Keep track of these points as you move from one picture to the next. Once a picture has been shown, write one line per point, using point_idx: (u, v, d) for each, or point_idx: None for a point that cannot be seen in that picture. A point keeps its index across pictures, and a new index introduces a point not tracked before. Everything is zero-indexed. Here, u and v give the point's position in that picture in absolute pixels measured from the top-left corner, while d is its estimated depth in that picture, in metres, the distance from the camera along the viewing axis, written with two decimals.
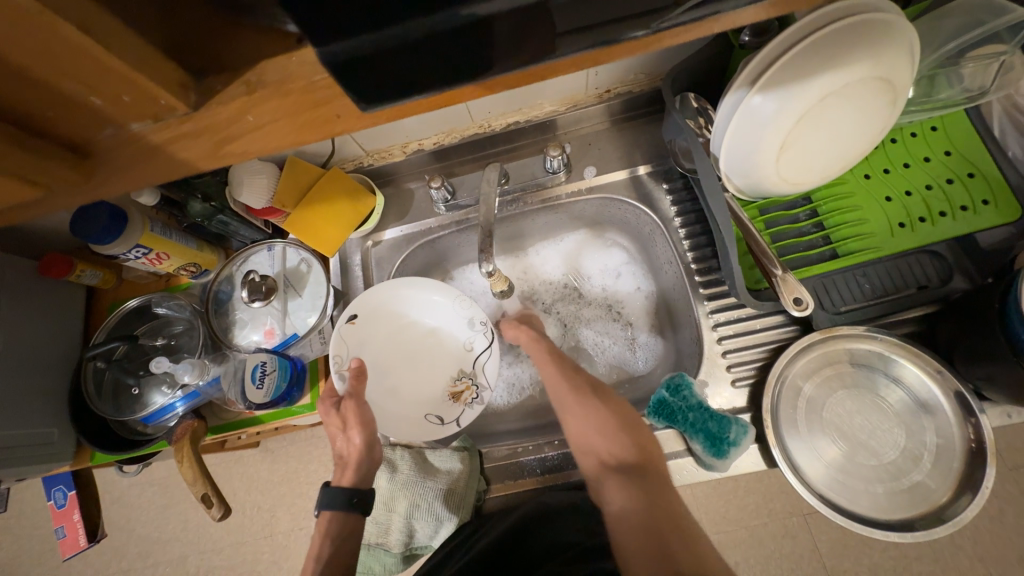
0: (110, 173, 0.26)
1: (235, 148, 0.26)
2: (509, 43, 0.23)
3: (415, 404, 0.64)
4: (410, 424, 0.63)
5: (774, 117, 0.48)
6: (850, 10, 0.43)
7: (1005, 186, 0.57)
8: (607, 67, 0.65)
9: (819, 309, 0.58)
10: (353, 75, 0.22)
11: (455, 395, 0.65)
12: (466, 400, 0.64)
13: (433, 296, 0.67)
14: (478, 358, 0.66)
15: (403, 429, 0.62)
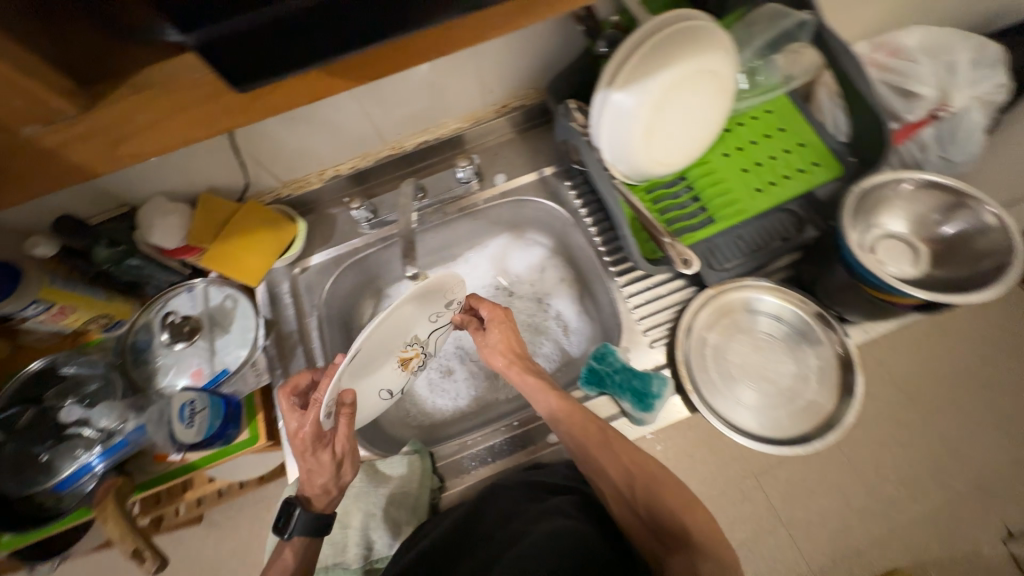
0: (12, 179, 0.28)
1: (133, 144, 0.28)
2: (368, 26, 0.27)
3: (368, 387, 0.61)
4: (366, 408, 0.61)
5: (634, 109, 0.58)
6: (667, 22, 0.54)
7: (826, 151, 0.72)
8: (499, 83, 0.73)
9: (708, 269, 0.68)
10: (229, 61, 0.25)
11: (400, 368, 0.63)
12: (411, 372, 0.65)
13: None
14: (440, 332, 0.65)
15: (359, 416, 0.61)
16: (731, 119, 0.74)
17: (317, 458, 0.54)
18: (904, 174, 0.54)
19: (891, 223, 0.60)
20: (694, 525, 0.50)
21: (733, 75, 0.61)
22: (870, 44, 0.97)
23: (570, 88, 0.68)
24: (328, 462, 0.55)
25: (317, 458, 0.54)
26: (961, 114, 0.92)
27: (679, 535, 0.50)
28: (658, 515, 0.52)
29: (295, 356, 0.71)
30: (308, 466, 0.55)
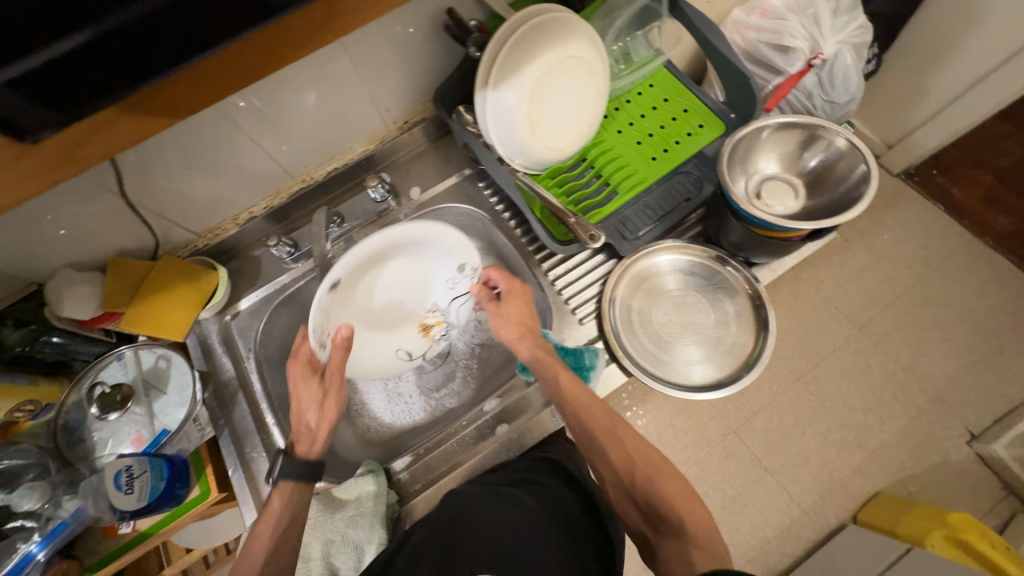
0: None
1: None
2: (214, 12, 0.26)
3: (387, 338, 0.73)
4: (379, 354, 0.72)
5: (512, 104, 0.61)
6: (523, 18, 0.57)
7: (709, 112, 0.77)
8: (393, 102, 0.75)
9: (621, 241, 0.71)
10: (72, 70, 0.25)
11: (424, 327, 0.74)
12: (434, 334, 0.74)
13: (434, 240, 0.71)
14: (458, 297, 0.74)
15: (369, 360, 0.72)
16: (619, 98, 0.78)
17: (308, 386, 0.64)
18: (768, 119, 0.57)
19: (766, 166, 0.64)
20: (695, 523, 0.50)
21: (600, 55, 0.65)
22: (744, 10, 1.03)
23: (458, 95, 0.71)
24: (312, 398, 0.63)
25: (306, 385, 0.64)
26: (835, 59, 0.99)
27: (675, 526, 0.51)
28: (656, 501, 0.53)
29: (237, 401, 0.71)
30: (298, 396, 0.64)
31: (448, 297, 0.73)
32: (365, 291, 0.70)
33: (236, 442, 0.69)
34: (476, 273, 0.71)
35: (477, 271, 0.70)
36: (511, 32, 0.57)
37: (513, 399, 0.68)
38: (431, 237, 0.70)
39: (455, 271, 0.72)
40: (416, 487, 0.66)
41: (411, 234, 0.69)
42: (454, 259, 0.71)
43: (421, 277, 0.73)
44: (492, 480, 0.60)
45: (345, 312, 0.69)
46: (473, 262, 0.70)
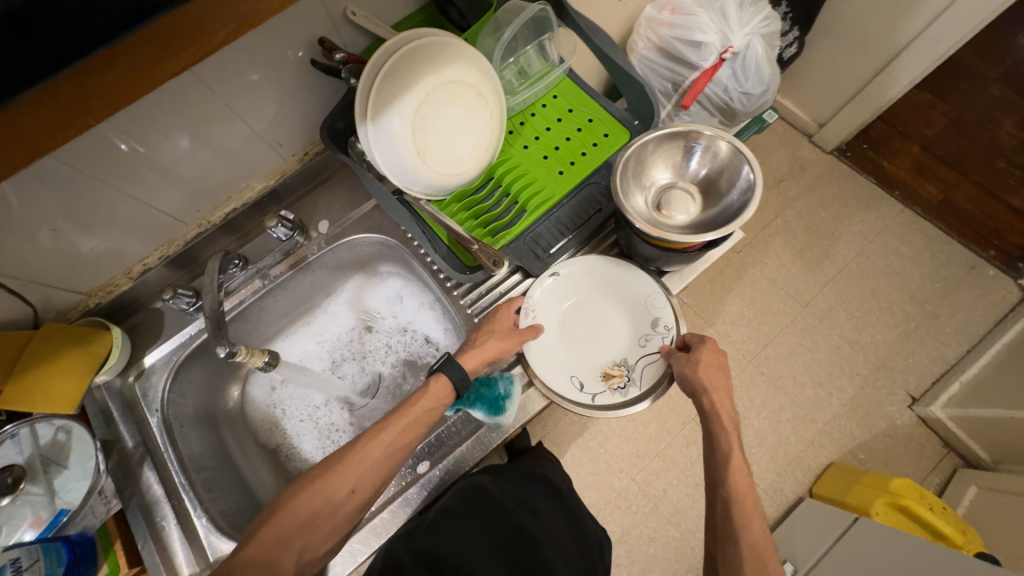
0: None
1: None
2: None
3: (575, 363, 0.65)
4: (557, 368, 0.64)
5: (395, 133, 0.58)
6: (394, 44, 0.55)
7: (614, 120, 0.76)
8: (286, 135, 0.71)
9: (533, 260, 0.70)
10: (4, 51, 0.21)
11: (606, 376, 0.64)
12: (615, 386, 0.62)
13: (625, 283, 0.68)
14: (646, 355, 0.64)
15: (549, 368, 0.64)
16: (522, 113, 0.76)
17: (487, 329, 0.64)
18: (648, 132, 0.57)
19: (659, 177, 0.64)
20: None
21: (489, 77, 0.63)
22: (655, 7, 0.99)
23: (348, 126, 0.68)
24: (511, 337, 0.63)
25: (494, 321, 0.64)
26: (746, 51, 1.00)
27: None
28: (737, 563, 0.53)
29: (144, 469, 0.67)
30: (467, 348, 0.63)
31: (641, 350, 0.65)
32: (571, 304, 0.68)
33: (145, 512, 0.65)
34: (671, 332, 0.64)
35: (672, 330, 0.64)
36: (383, 60, 0.54)
37: (432, 434, 0.67)
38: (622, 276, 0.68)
39: (646, 325, 0.66)
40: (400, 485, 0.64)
41: (610, 270, 0.68)
42: (650, 309, 0.66)
43: (617, 323, 0.67)
44: (515, 490, 0.65)
45: (552, 307, 0.68)
46: (670, 321, 0.65)
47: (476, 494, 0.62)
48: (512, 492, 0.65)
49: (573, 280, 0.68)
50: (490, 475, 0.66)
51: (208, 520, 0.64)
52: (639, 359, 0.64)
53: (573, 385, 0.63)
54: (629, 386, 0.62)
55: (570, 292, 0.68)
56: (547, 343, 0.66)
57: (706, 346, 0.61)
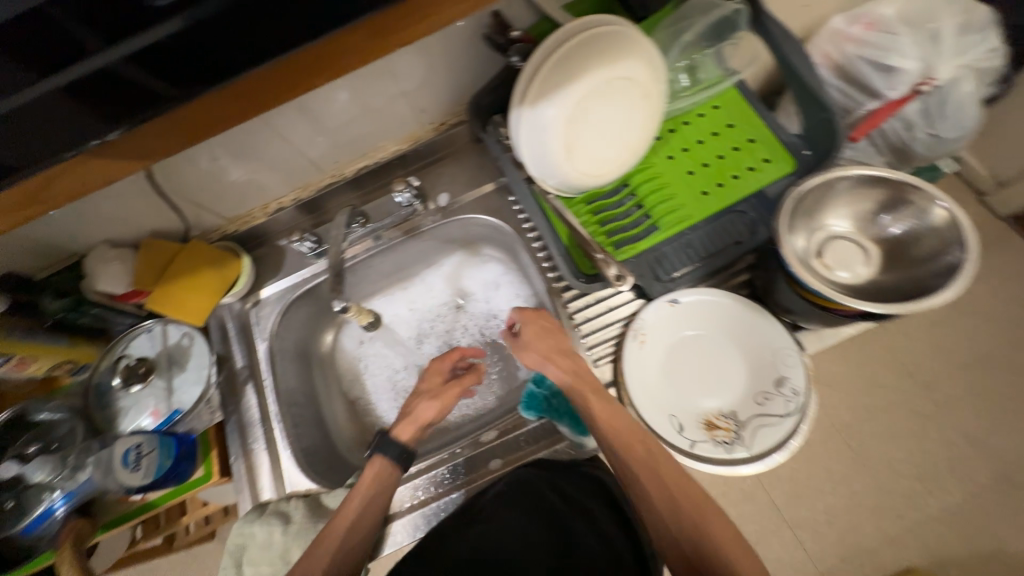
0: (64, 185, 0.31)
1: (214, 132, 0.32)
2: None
3: (673, 400, 0.60)
4: (656, 402, 0.59)
5: (549, 123, 0.55)
6: (575, 30, 0.51)
7: (778, 144, 0.67)
8: (430, 103, 0.71)
9: (653, 281, 0.64)
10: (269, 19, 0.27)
11: (709, 424, 0.57)
12: (719, 439, 0.56)
13: (754, 330, 0.60)
14: (762, 416, 0.56)
15: (647, 399, 0.59)
16: (675, 118, 0.70)
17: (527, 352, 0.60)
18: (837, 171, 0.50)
19: (834, 224, 0.56)
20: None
21: (659, 79, 0.57)
22: (846, 18, 0.87)
23: (495, 103, 0.66)
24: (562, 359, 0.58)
25: (534, 330, 0.60)
26: (950, 86, 0.83)
27: None
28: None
29: (246, 391, 0.73)
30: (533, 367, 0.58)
31: (755, 408, 0.57)
32: (684, 339, 0.62)
33: (240, 431, 0.70)
34: (801, 400, 0.55)
35: (804, 397, 0.55)
36: (561, 45, 0.51)
37: (511, 435, 0.64)
38: (753, 321, 0.60)
39: (770, 383, 0.57)
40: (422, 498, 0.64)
41: (738, 312, 0.60)
42: (780, 367, 0.57)
43: (733, 372, 0.60)
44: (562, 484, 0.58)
45: (664, 335, 0.62)
46: (800, 386, 0.55)
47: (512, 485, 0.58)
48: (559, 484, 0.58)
49: (693, 313, 0.62)
50: (543, 469, 0.59)
51: (290, 454, 0.69)
52: (752, 417, 0.57)
53: (671, 424, 0.57)
54: (736, 445, 0.55)
55: (687, 325, 0.62)
56: (647, 372, 0.61)
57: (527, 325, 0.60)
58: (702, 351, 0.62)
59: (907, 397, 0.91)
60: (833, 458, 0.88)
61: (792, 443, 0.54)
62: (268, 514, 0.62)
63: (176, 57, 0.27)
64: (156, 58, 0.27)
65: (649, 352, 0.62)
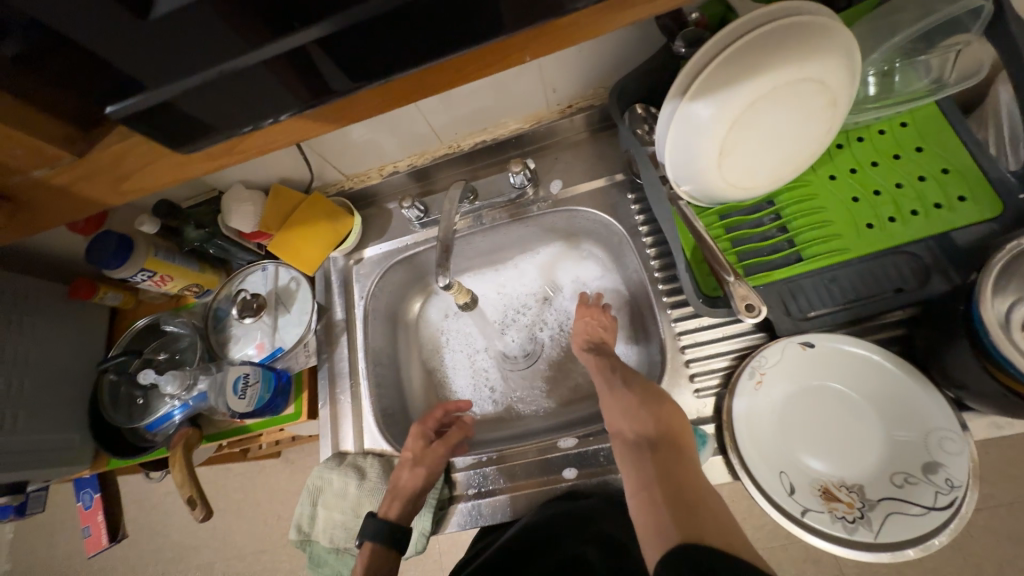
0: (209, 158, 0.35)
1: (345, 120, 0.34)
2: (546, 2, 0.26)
3: (787, 457, 0.53)
4: (766, 455, 0.53)
5: (708, 123, 0.49)
6: (771, 15, 0.43)
7: (984, 181, 0.54)
8: (563, 83, 0.67)
9: (782, 315, 0.57)
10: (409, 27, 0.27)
11: (827, 494, 0.50)
12: (838, 515, 0.49)
13: (904, 398, 0.51)
14: (898, 502, 0.48)
15: (756, 449, 0.53)
16: (848, 132, 0.60)
17: (616, 394, 0.60)
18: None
19: None
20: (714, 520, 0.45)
21: (853, 85, 0.48)
22: None
23: (639, 91, 0.60)
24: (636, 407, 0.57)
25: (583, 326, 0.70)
26: None
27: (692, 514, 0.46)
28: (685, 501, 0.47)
29: (340, 342, 0.76)
30: (619, 412, 0.58)
31: (890, 490, 0.49)
32: (810, 390, 0.55)
33: (331, 380, 0.74)
34: (957, 496, 0.46)
35: (962, 495, 0.45)
36: (750, 32, 0.44)
37: (591, 447, 0.62)
38: (905, 389, 0.51)
39: (916, 466, 0.49)
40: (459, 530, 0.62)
41: (886, 374, 0.52)
42: (933, 450, 0.48)
43: (868, 441, 0.52)
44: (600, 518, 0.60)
45: (788, 381, 0.55)
46: (959, 479, 0.46)
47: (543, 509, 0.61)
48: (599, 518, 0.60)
49: (827, 364, 0.54)
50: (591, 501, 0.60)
51: (372, 414, 0.71)
52: (885, 500, 0.48)
53: (780, 484, 0.51)
54: (859, 526, 0.48)
55: (817, 375, 0.55)
56: (760, 418, 0.55)
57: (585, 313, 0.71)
58: (830, 409, 0.54)
59: None
60: None
61: (933, 542, 0.45)
62: (346, 466, 0.66)
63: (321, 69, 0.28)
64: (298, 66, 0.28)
65: (766, 396, 0.55)
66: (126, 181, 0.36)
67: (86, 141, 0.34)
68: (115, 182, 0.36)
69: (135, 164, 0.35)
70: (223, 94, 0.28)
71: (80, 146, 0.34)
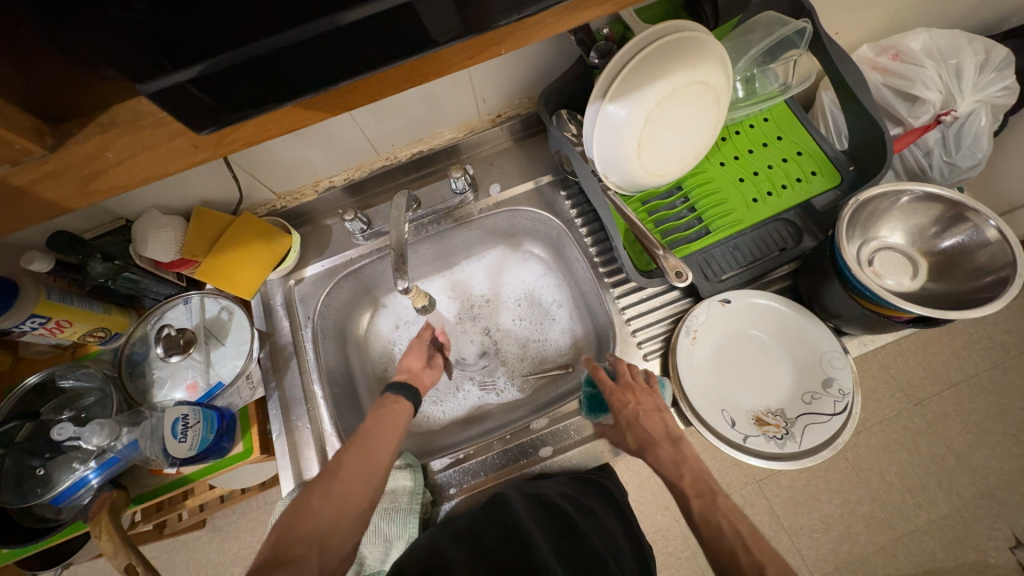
0: (134, 163, 0.30)
1: (268, 133, 0.32)
2: (515, 1, 0.28)
3: (722, 396, 0.62)
4: (708, 397, 0.61)
5: (627, 120, 0.57)
6: (663, 31, 0.53)
7: (825, 158, 0.70)
8: (494, 95, 0.72)
9: (702, 280, 0.67)
10: (384, 27, 0.27)
11: (759, 420, 0.60)
12: (770, 435, 0.58)
13: (799, 333, 0.63)
14: (810, 415, 0.59)
15: (699, 393, 0.61)
16: (728, 127, 0.74)
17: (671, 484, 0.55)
18: (884, 184, 0.54)
19: (889, 235, 0.60)
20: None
21: (728, 85, 0.60)
22: (872, 48, 0.87)
23: (563, 97, 0.68)
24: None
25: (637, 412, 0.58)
26: (967, 118, 0.83)
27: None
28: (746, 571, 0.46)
29: (289, 367, 0.72)
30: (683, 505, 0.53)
31: (804, 407, 0.60)
32: (731, 339, 0.65)
33: (284, 408, 0.70)
34: (848, 401, 0.58)
35: (851, 399, 0.58)
36: (648, 45, 0.52)
37: (561, 424, 0.66)
38: (798, 325, 0.63)
39: (818, 385, 0.60)
40: (452, 500, 0.64)
41: (782, 316, 0.64)
42: (828, 370, 0.60)
43: (780, 373, 0.63)
44: (565, 488, 0.61)
45: (713, 333, 0.65)
46: (847, 386, 0.59)
47: (502, 498, 0.59)
48: (565, 490, 0.60)
49: (740, 314, 0.65)
50: (571, 481, 0.62)
51: (335, 436, 0.68)
52: (800, 416, 0.59)
53: (723, 419, 0.60)
54: (787, 440, 0.58)
55: (735, 326, 0.65)
56: (697, 369, 0.63)
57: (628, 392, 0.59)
58: (748, 351, 0.65)
59: (919, 416, 0.93)
60: (835, 472, 0.91)
61: (838, 440, 0.57)
62: None
63: (266, 81, 0.27)
64: (240, 75, 0.26)
65: (698, 348, 0.64)
66: (97, 181, 0.30)
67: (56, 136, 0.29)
68: (83, 184, 0.30)
69: (115, 160, 0.30)
70: (170, 100, 0.26)
71: (51, 141, 0.29)
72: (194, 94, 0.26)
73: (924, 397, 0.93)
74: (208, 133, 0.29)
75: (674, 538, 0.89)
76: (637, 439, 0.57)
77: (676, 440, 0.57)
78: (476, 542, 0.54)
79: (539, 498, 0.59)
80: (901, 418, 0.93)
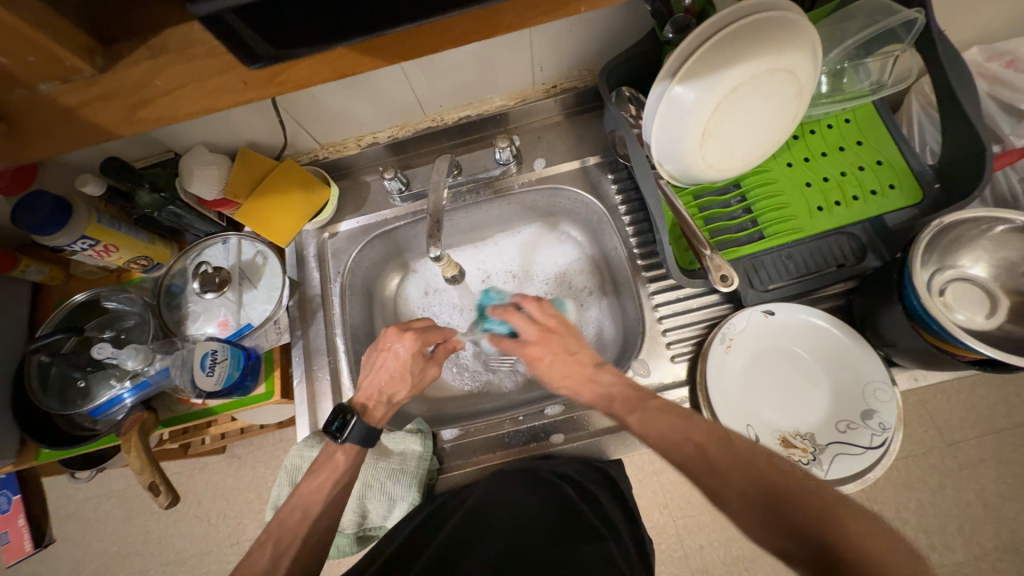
0: (180, 93, 0.29)
1: (316, 76, 0.30)
2: None
3: (750, 410, 0.59)
4: (734, 410, 0.58)
5: (694, 106, 0.52)
6: (751, 9, 0.48)
7: (908, 171, 0.63)
8: (551, 63, 0.68)
9: (746, 287, 0.63)
10: None
11: (784, 441, 0.57)
12: (795, 459, 0.56)
13: (845, 358, 0.59)
14: (844, 445, 0.55)
15: (726, 405, 0.58)
16: (802, 125, 0.68)
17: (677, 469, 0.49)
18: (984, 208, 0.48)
19: (969, 266, 0.55)
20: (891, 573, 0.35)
21: (815, 77, 0.54)
22: (983, 51, 0.76)
23: (626, 73, 0.64)
24: (776, 535, 0.40)
25: (552, 362, 0.62)
26: None
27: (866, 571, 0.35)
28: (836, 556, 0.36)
29: (315, 318, 0.73)
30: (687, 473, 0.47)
31: (837, 436, 0.56)
32: (770, 354, 0.61)
33: (307, 357, 0.71)
34: (888, 436, 0.54)
35: (891, 435, 0.54)
36: (732, 24, 0.47)
37: (576, 414, 0.65)
38: (845, 349, 0.59)
39: (857, 415, 0.56)
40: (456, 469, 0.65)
41: (829, 338, 0.60)
42: (871, 402, 0.56)
43: (816, 396, 0.59)
44: (572, 473, 0.60)
45: (751, 345, 0.61)
46: (889, 422, 0.55)
47: (509, 478, 0.59)
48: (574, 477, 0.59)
49: (783, 329, 0.61)
50: (578, 465, 0.61)
51: (352, 391, 0.70)
52: (832, 444, 0.56)
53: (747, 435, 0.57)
54: (813, 467, 0.55)
55: (775, 340, 0.61)
56: (727, 379, 0.60)
57: (537, 341, 0.64)
58: (785, 369, 0.61)
59: (953, 460, 0.86)
60: None
61: (869, 476, 0.54)
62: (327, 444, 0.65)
63: (321, 16, 0.25)
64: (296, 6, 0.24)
65: (732, 358, 0.61)
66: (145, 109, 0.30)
67: (109, 57, 0.29)
68: (131, 111, 0.30)
69: (163, 88, 0.29)
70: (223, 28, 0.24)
71: (102, 62, 0.29)
72: (245, 22, 0.24)
73: (962, 440, 0.87)
74: (260, 69, 0.28)
75: (669, 537, 0.88)
76: (563, 386, 0.62)
77: (594, 368, 0.61)
78: (476, 520, 0.53)
79: (545, 481, 0.58)
80: (932, 457, 0.87)
